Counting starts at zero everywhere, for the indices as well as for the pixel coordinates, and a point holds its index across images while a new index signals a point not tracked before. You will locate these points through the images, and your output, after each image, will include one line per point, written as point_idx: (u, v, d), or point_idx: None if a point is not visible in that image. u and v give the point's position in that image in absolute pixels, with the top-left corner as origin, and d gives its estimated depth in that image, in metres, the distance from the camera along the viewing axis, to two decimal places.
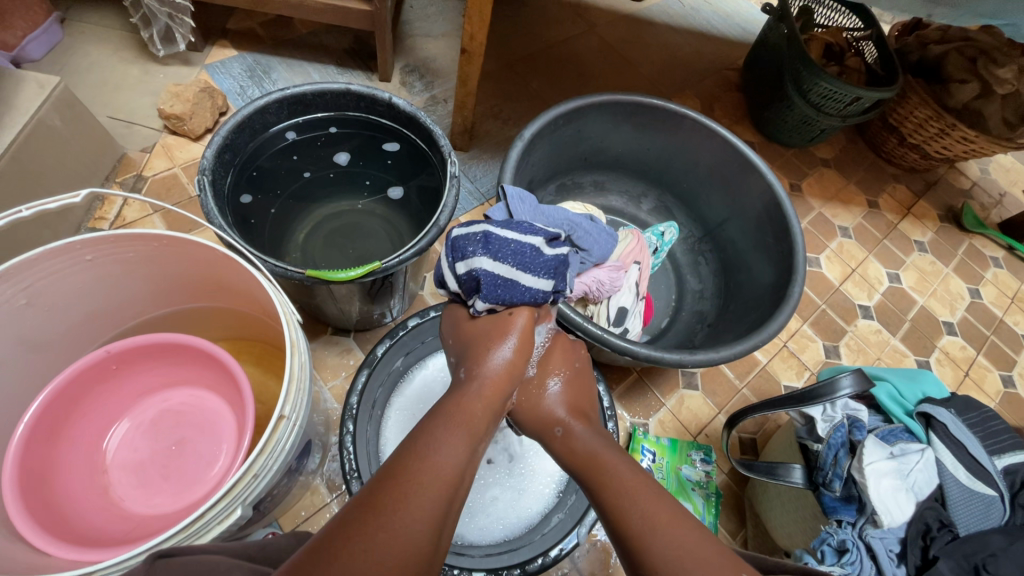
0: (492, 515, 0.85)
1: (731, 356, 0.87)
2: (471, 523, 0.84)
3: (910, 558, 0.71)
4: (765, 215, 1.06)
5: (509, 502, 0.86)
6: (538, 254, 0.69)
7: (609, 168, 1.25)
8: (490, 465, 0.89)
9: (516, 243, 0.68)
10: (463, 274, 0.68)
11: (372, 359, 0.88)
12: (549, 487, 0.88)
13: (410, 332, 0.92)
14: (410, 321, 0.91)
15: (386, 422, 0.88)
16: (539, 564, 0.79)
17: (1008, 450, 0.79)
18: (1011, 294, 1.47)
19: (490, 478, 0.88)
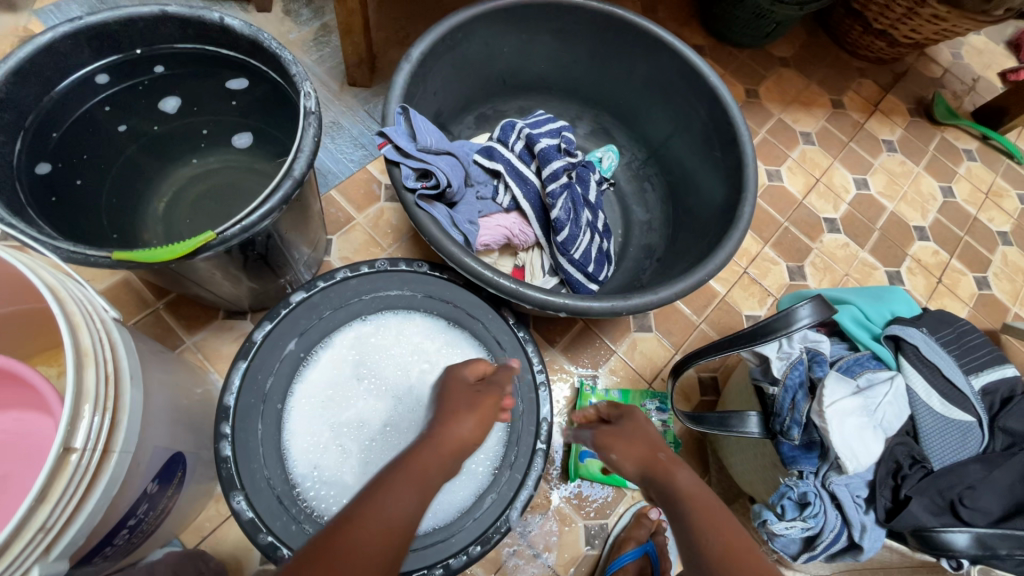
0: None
1: (673, 296, 0.75)
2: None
3: (880, 502, 0.63)
4: (712, 123, 0.91)
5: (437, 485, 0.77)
6: (538, 124, 0.85)
7: (535, 90, 1.07)
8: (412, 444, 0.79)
9: (538, 116, 0.86)
10: (486, 169, 0.82)
11: (251, 346, 0.75)
12: (483, 466, 0.77)
13: (297, 309, 0.78)
14: (296, 296, 0.78)
15: (287, 417, 0.76)
16: (465, 560, 0.71)
17: (986, 367, 0.70)
18: (985, 189, 1.36)
19: None
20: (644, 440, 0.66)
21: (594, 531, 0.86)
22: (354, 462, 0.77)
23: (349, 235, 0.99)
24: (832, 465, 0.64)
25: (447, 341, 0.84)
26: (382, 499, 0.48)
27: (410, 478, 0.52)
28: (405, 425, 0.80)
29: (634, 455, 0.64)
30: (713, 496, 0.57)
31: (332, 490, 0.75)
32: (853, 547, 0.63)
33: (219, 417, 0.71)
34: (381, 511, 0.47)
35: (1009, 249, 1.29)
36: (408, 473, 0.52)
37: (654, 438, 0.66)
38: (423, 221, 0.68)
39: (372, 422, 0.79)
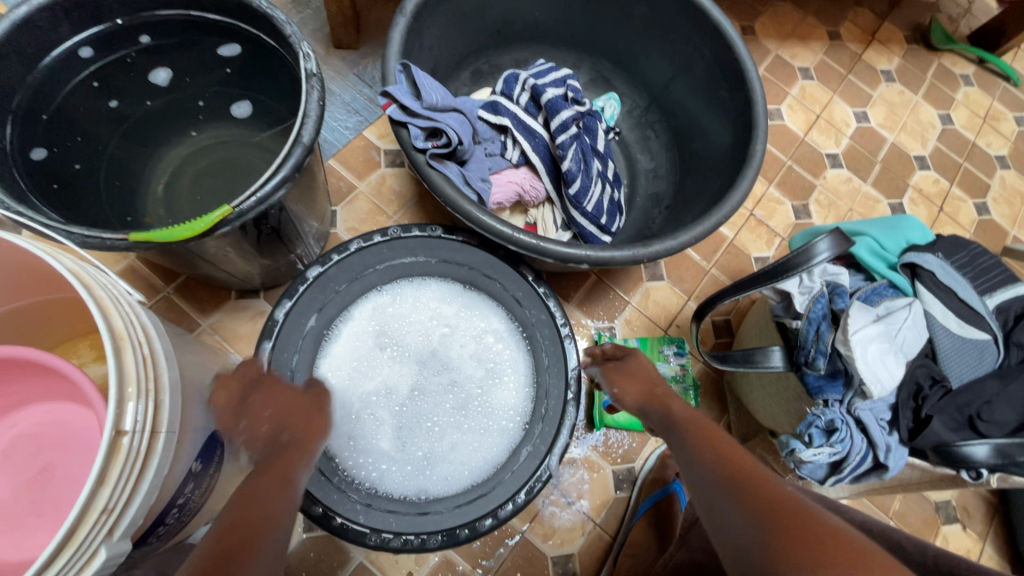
0: (455, 463, 0.77)
1: (691, 242, 0.74)
2: (433, 476, 0.76)
3: (903, 423, 0.66)
4: (717, 62, 0.89)
5: (472, 444, 0.78)
6: (541, 74, 0.82)
7: (530, 40, 1.03)
8: (441, 406, 0.80)
9: (541, 65, 0.82)
10: (491, 125, 0.79)
11: (273, 324, 0.73)
12: (513, 421, 0.80)
13: (314, 284, 0.76)
14: (312, 271, 0.76)
15: None
16: (511, 509, 0.72)
17: (998, 287, 0.72)
18: (983, 114, 1.36)
19: (441, 423, 0.79)
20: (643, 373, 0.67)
21: (622, 476, 0.89)
22: (389, 429, 0.78)
23: (353, 205, 0.97)
24: (856, 392, 0.65)
25: (463, 305, 0.85)
26: (253, 494, 0.48)
27: (272, 470, 0.52)
28: (432, 389, 0.81)
29: (633, 389, 0.66)
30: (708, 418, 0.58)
31: (372, 458, 0.76)
32: (879, 467, 0.65)
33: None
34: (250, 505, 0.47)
35: (1006, 173, 1.30)
36: (264, 474, 0.51)
37: (656, 373, 0.67)
38: (437, 182, 0.67)
39: (400, 389, 0.80)
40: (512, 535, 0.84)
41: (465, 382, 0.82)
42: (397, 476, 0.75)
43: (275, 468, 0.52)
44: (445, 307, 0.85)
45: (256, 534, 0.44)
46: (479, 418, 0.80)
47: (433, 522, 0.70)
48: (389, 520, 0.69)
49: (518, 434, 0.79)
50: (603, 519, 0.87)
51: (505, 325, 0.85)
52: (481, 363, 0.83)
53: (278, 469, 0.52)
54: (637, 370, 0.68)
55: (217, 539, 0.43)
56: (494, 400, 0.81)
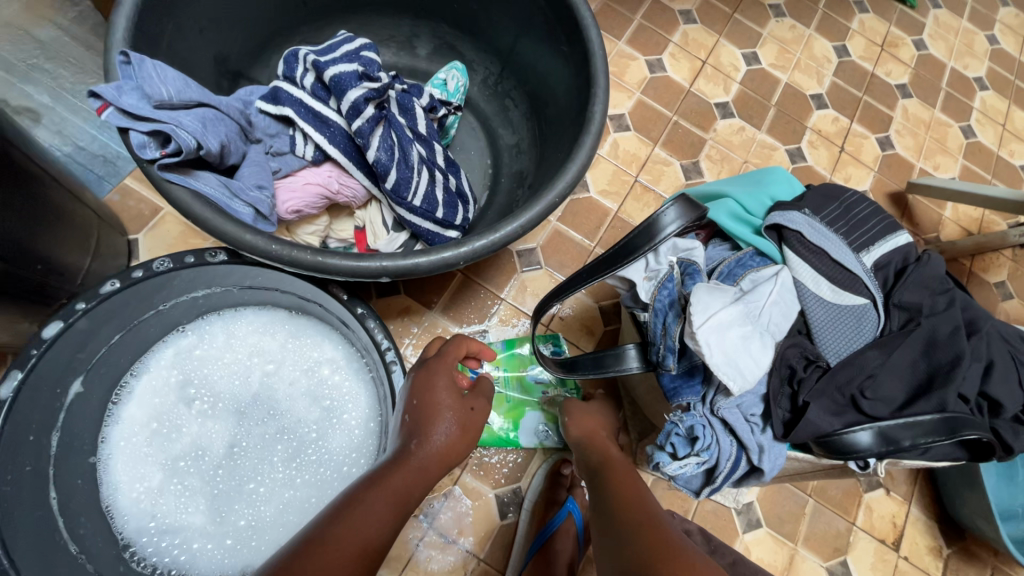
0: (287, 529, 0.65)
1: (523, 228, 0.61)
2: (260, 548, 0.64)
3: (777, 416, 0.55)
4: (551, 12, 0.76)
5: (307, 501, 0.66)
6: (329, 48, 0.68)
7: (350, 11, 0.88)
8: (268, 459, 0.68)
9: (331, 39, 0.68)
10: (273, 118, 0.65)
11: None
12: (358, 465, 0.68)
13: (54, 348, 0.57)
14: (47, 331, 0.57)
15: (104, 469, 0.64)
16: None
17: (876, 239, 0.62)
18: (880, 41, 1.27)
19: (270, 481, 0.67)
20: (583, 419, 0.70)
21: (508, 497, 0.79)
22: (199, 500, 0.65)
23: (158, 230, 0.81)
24: (718, 388, 0.55)
25: (288, 333, 0.71)
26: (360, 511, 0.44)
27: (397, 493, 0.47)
28: (256, 443, 0.68)
29: (585, 424, 0.68)
30: (630, 469, 0.60)
31: (178, 539, 0.63)
32: (755, 471, 0.56)
33: None
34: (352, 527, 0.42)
35: (909, 102, 1.22)
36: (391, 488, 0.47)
37: (601, 420, 0.71)
38: (174, 197, 0.52)
39: (217, 447, 0.67)
40: None
41: (298, 427, 0.69)
42: (213, 557, 0.63)
43: (392, 492, 0.46)
44: (267, 339, 0.71)
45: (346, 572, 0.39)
46: (316, 467, 0.68)
47: None
48: None
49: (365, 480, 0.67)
50: (488, 552, 0.76)
51: (341, 353, 0.72)
52: (316, 402, 0.70)
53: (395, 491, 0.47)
54: (581, 420, 0.70)
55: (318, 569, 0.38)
56: (333, 444, 0.69)
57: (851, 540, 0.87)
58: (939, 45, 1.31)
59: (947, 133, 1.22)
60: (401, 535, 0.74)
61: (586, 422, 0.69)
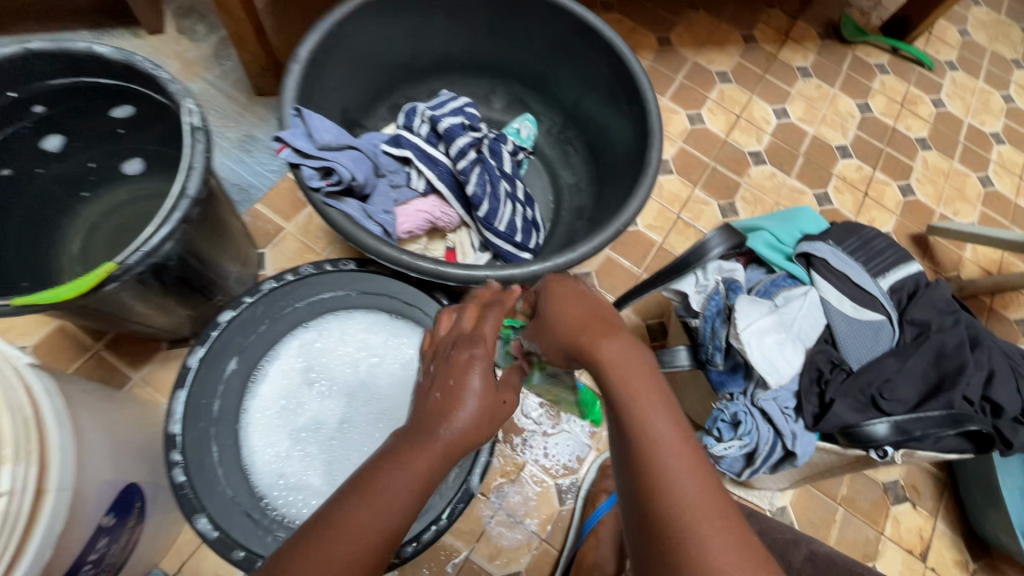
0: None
1: (593, 251, 0.76)
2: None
3: (807, 410, 0.67)
4: (615, 77, 0.92)
5: None
6: (440, 103, 0.85)
7: (443, 72, 1.06)
8: (373, 435, 0.81)
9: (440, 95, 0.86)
10: (394, 156, 0.82)
11: (187, 372, 0.76)
12: None
13: (229, 329, 0.79)
14: (222, 316, 0.78)
15: (245, 434, 0.78)
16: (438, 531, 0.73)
17: (891, 267, 0.74)
18: (900, 99, 1.41)
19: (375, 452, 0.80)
20: (563, 325, 0.47)
21: (566, 486, 0.90)
22: (318, 465, 0.78)
23: (281, 246, 0.99)
24: (757, 383, 0.67)
25: (390, 331, 0.86)
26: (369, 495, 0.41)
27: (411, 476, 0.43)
28: (363, 420, 0.82)
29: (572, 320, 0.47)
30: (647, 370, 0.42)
31: (300, 494, 0.76)
32: (789, 455, 0.67)
33: (167, 446, 0.72)
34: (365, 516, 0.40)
35: (928, 153, 1.35)
36: (406, 475, 0.43)
37: (595, 311, 0.48)
38: (333, 218, 0.68)
39: (332, 423, 0.81)
40: (455, 555, 0.84)
41: (395, 411, 0.83)
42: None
43: (413, 477, 0.43)
44: (374, 336, 0.86)
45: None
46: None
47: None
48: None
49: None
50: (549, 533, 0.87)
51: None
52: (409, 391, 0.84)
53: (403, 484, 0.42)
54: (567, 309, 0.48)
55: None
56: None
57: (880, 548, 0.94)
58: (956, 103, 1.44)
59: (965, 182, 1.33)
60: (475, 512, 0.86)
61: (577, 321, 0.46)
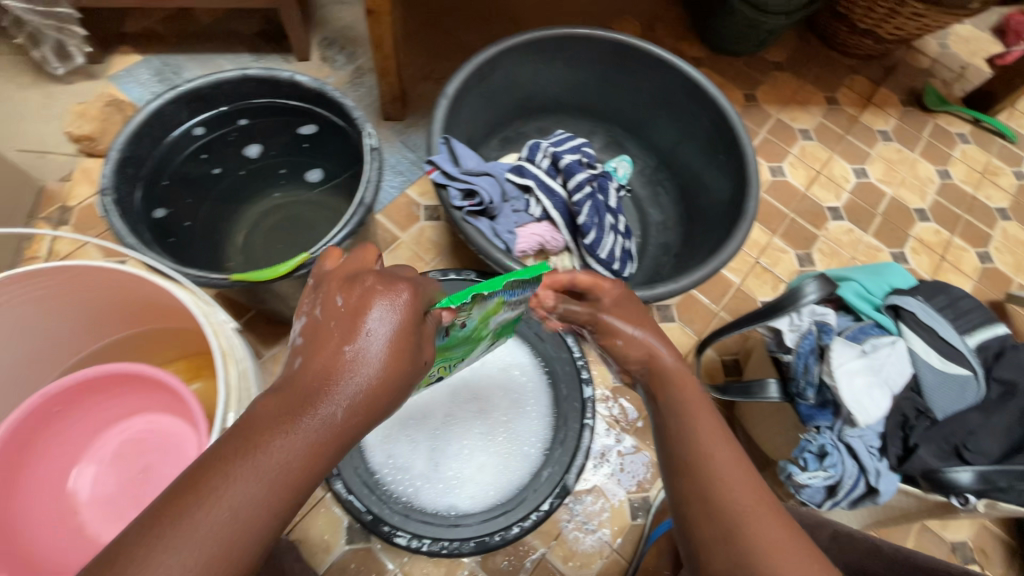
0: (481, 483, 0.86)
1: (692, 284, 0.84)
2: (462, 494, 0.85)
3: (891, 451, 0.72)
4: (714, 130, 1.01)
5: (498, 467, 0.87)
6: (562, 142, 0.97)
7: (551, 111, 1.18)
8: (470, 429, 0.90)
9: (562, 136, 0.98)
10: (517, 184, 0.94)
11: None
12: (535, 446, 0.89)
13: None
14: None
15: None
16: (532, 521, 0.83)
17: (978, 327, 0.79)
18: (981, 169, 1.44)
19: (472, 446, 0.89)
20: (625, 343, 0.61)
21: (638, 503, 0.95)
22: (422, 449, 0.88)
23: (396, 253, 1.11)
24: (845, 420, 0.73)
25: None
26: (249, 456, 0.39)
27: (292, 438, 0.40)
28: (463, 415, 0.91)
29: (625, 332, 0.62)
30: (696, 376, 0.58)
31: (407, 474, 0.86)
32: (872, 492, 0.71)
33: None
34: (245, 476, 0.38)
35: (1008, 224, 1.37)
36: (285, 435, 0.40)
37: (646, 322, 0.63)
38: (471, 233, 0.80)
39: (435, 414, 0.90)
40: (532, 553, 0.90)
41: (492, 410, 0.91)
42: (433, 493, 0.85)
43: (296, 440, 0.40)
44: None
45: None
46: (503, 441, 0.89)
47: (463, 532, 0.82)
48: (426, 529, 0.82)
49: (539, 459, 0.88)
50: (620, 544, 0.92)
51: (529, 360, 0.95)
52: (506, 393, 0.93)
53: (286, 465, 0.39)
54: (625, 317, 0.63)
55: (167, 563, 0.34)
56: (518, 426, 0.90)
57: None
58: None
59: None
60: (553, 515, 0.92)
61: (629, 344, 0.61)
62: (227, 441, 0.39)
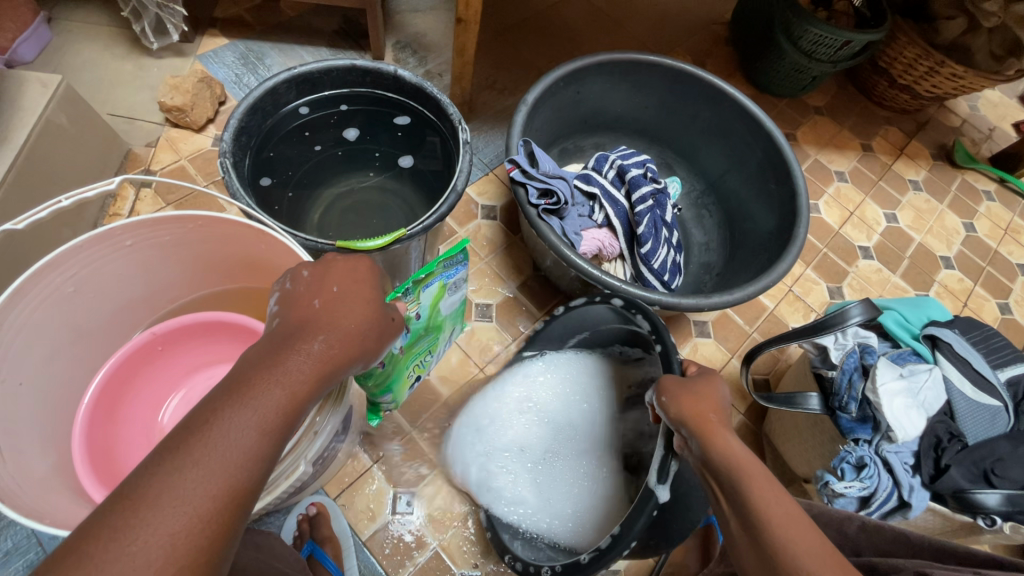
0: (592, 521, 0.86)
1: (744, 298, 0.89)
2: (579, 530, 0.86)
3: (925, 469, 0.76)
4: (767, 161, 1.08)
5: (605, 505, 0.88)
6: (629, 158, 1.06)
7: (609, 129, 1.25)
8: (577, 470, 0.92)
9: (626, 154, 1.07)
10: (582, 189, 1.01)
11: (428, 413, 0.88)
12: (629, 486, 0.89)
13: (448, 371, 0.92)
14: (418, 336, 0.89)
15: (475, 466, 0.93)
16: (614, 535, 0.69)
17: (1009, 363, 0.84)
18: (1004, 226, 1.51)
19: (579, 485, 0.91)
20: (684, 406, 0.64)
21: None
22: (535, 482, 0.91)
23: (453, 246, 1.17)
24: (883, 436, 0.77)
25: (588, 380, 0.99)
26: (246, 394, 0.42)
27: (275, 372, 0.44)
28: (566, 454, 0.94)
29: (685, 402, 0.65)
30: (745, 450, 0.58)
31: (522, 506, 0.90)
32: (903, 506, 0.76)
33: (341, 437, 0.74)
34: (240, 415, 0.41)
35: None
36: (266, 370, 0.44)
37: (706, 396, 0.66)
38: (543, 230, 0.86)
39: (541, 455, 0.94)
40: None
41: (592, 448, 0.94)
42: (552, 528, 0.87)
43: (283, 377, 0.44)
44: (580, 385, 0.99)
45: (206, 505, 0.37)
46: (616, 479, 0.91)
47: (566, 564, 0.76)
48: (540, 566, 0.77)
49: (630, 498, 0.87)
50: None
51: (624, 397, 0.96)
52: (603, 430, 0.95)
53: (268, 403, 0.43)
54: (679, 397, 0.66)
55: (171, 489, 0.37)
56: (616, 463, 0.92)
57: None
58: None
59: None
60: None
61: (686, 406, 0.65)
62: (221, 389, 0.43)
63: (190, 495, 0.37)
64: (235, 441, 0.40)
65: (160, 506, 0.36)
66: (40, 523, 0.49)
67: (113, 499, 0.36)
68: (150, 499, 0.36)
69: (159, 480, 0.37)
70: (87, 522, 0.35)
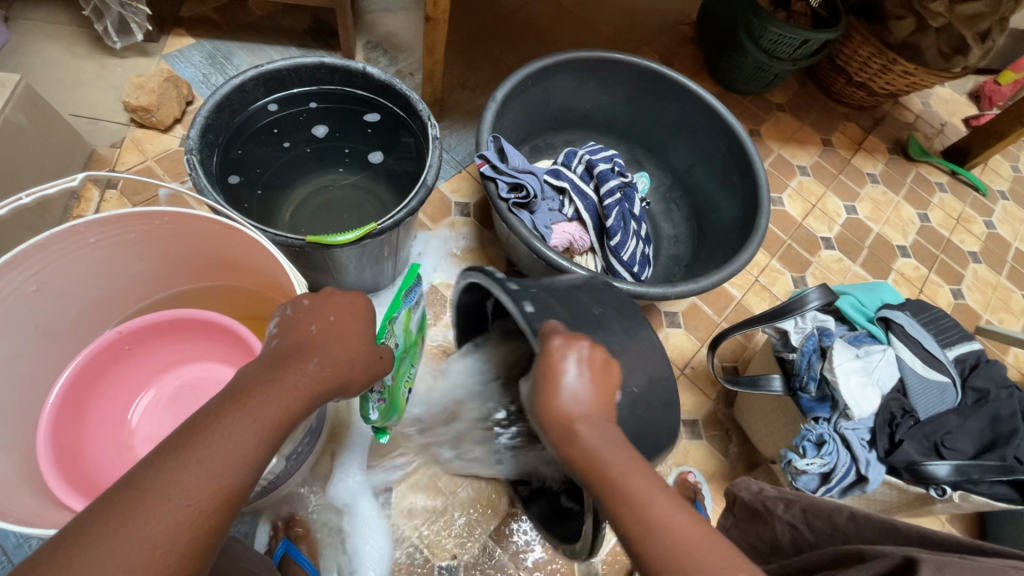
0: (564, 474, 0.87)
1: (708, 286, 0.92)
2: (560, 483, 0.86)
3: (880, 444, 0.80)
4: (730, 154, 1.12)
5: None
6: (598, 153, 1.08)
7: (577, 126, 1.28)
8: None
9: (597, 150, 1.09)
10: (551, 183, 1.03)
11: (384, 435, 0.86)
12: None
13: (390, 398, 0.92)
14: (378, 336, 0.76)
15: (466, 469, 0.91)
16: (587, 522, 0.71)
17: (956, 342, 0.89)
18: (956, 216, 1.58)
19: None
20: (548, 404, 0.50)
21: None
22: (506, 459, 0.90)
23: (427, 243, 1.18)
24: (841, 414, 0.81)
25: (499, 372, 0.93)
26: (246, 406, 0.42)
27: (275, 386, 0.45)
28: None
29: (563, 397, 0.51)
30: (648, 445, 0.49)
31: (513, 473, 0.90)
32: (860, 480, 0.79)
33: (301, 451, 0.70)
34: (238, 422, 0.41)
35: (978, 267, 1.50)
36: (269, 382, 0.45)
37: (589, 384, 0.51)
38: (513, 223, 0.87)
39: None
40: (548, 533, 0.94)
41: None
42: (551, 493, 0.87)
43: (282, 392, 0.45)
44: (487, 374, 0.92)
45: (203, 504, 0.38)
46: None
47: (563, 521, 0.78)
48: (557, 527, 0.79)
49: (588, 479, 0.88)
50: None
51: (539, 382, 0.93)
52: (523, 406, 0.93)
53: (266, 413, 0.43)
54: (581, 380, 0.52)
55: (174, 484, 0.37)
56: None
57: None
58: (1006, 228, 1.60)
59: (1011, 297, 1.47)
60: None
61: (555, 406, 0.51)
62: (222, 397, 0.43)
63: (188, 492, 0.37)
64: (231, 448, 0.40)
65: (154, 502, 0.36)
66: (8, 522, 0.49)
67: (117, 489, 0.37)
68: (151, 492, 0.36)
69: (158, 477, 0.37)
70: (81, 518, 0.35)
